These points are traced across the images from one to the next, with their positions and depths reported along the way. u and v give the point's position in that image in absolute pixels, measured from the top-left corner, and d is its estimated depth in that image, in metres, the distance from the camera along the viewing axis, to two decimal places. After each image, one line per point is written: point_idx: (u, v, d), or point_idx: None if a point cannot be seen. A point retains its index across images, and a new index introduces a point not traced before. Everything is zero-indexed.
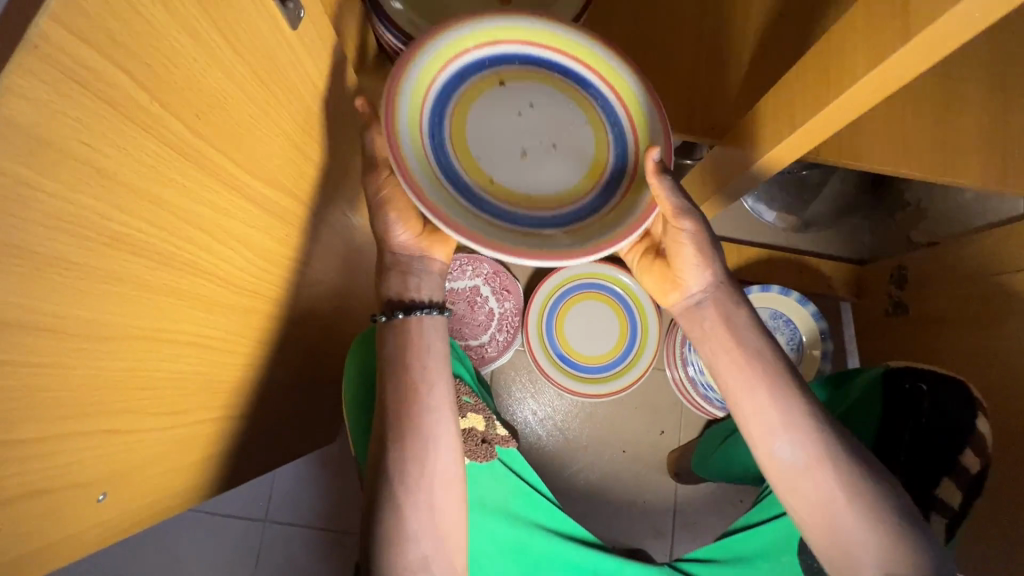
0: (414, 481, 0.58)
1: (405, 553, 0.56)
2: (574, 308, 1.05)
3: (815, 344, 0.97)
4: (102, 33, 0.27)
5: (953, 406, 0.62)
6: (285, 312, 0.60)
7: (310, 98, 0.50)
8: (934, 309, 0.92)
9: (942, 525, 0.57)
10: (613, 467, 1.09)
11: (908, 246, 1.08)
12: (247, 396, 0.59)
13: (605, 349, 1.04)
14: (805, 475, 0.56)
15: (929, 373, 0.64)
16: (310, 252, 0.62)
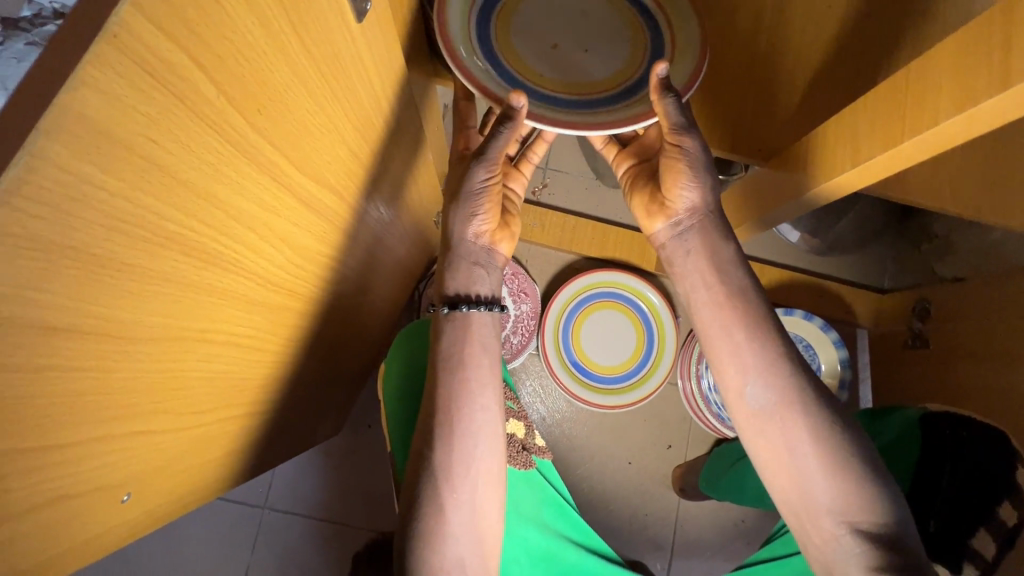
0: (459, 482, 0.57)
1: (443, 552, 0.55)
2: (592, 316, 1.03)
3: (832, 371, 0.97)
4: (181, 23, 0.25)
5: (994, 458, 0.63)
6: (309, 309, 0.58)
7: (365, 92, 0.48)
8: (954, 345, 0.91)
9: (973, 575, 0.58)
10: (620, 478, 1.08)
11: (931, 278, 1.07)
12: (267, 392, 0.57)
13: (622, 360, 1.03)
14: (769, 417, 0.55)
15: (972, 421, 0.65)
16: (342, 248, 0.60)
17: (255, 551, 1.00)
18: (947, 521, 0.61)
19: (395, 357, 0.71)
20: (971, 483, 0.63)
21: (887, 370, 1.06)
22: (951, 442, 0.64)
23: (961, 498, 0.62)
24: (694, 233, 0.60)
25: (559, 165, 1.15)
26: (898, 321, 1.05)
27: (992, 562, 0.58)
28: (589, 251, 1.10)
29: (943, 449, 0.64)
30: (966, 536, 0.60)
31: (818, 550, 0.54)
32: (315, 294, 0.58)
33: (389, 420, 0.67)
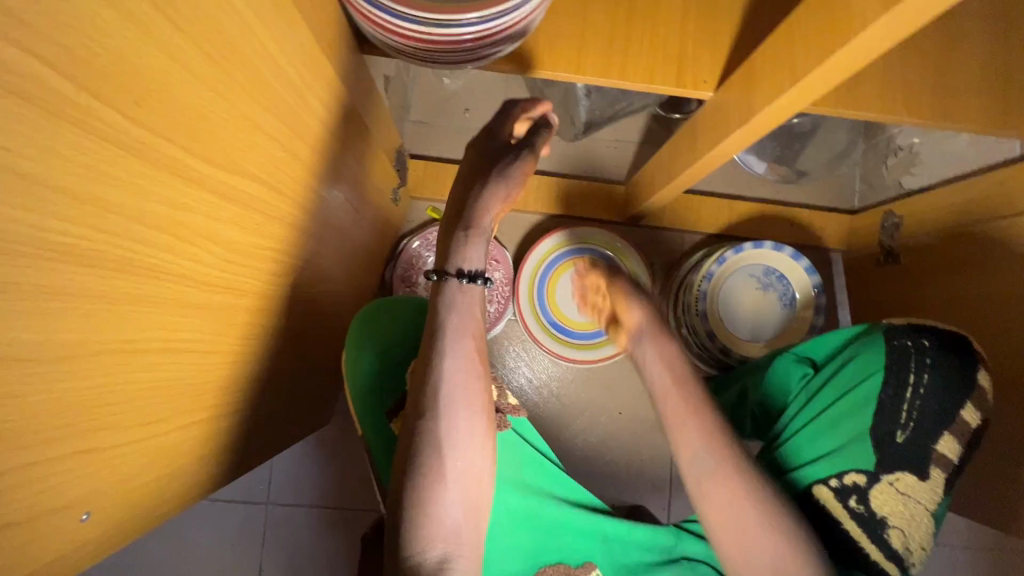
0: (458, 448, 0.57)
1: (439, 514, 0.56)
2: (564, 273, 1.02)
3: (807, 299, 0.96)
4: (7, 16, 0.23)
5: (957, 359, 0.64)
6: (260, 303, 0.57)
7: (270, 72, 0.46)
8: (925, 257, 0.91)
9: (941, 478, 0.62)
10: (610, 430, 1.10)
11: (899, 192, 1.04)
12: (232, 392, 0.57)
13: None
14: (716, 484, 0.56)
15: (936, 331, 0.66)
16: (286, 237, 0.58)
17: (265, 547, 1.02)
18: (916, 432, 0.62)
19: (353, 344, 0.67)
20: (936, 393, 0.63)
21: (861, 291, 1.07)
22: (912, 354, 0.65)
23: (926, 407, 0.63)
24: (650, 341, 0.65)
25: None
26: (869, 240, 1.05)
27: (956, 461, 0.62)
28: (554, 209, 1.08)
29: (904, 360, 0.65)
30: (932, 443, 0.63)
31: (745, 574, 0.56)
32: (264, 288, 0.57)
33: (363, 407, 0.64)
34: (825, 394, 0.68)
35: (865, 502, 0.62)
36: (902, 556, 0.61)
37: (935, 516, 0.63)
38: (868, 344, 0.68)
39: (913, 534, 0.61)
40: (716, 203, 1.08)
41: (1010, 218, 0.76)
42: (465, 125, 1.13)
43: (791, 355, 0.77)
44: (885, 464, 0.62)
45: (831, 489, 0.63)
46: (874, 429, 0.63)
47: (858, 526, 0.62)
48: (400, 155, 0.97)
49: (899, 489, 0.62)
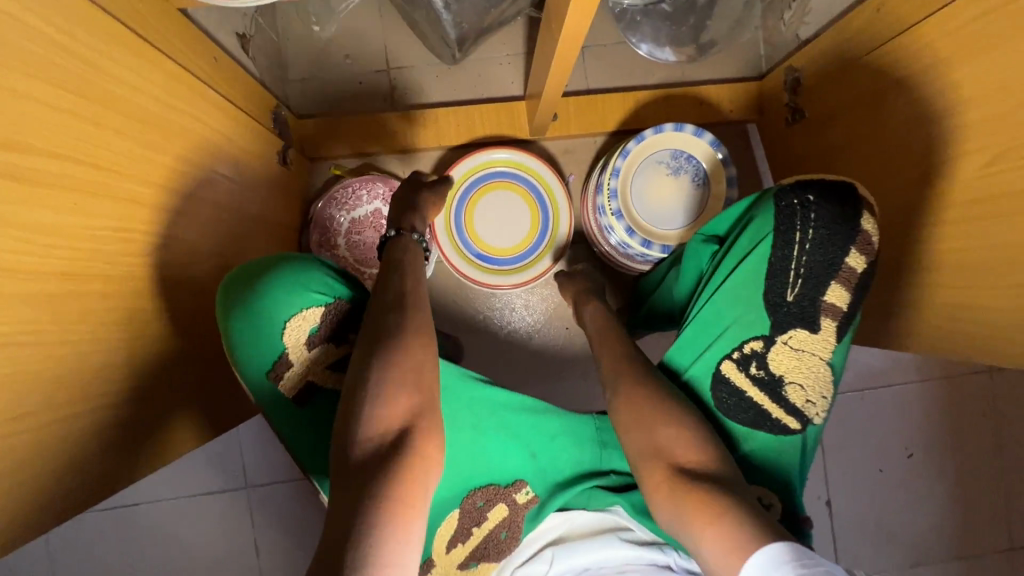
0: (403, 340, 0.62)
1: (393, 400, 0.58)
2: (480, 202, 1.01)
3: (717, 173, 0.94)
4: None
5: (842, 207, 0.58)
6: (143, 289, 0.56)
7: (26, 38, 0.43)
8: (826, 103, 0.89)
9: (832, 327, 0.62)
10: (562, 341, 1.09)
11: (798, 45, 0.99)
12: (149, 373, 0.58)
13: (522, 235, 1.01)
14: (632, 388, 0.66)
15: (824, 181, 0.59)
16: (148, 216, 0.57)
17: (257, 527, 1.06)
18: (805, 289, 0.61)
19: (223, 302, 0.61)
20: (822, 248, 0.59)
21: (777, 156, 1.05)
22: (797, 214, 0.59)
23: (813, 265, 0.60)
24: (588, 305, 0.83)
25: (399, 61, 1.07)
26: (777, 100, 1.02)
27: (847, 310, 0.61)
28: (457, 138, 1.05)
29: (791, 222, 0.60)
30: (820, 296, 0.61)
31: (644, 443, 0.63)
32: (141, 270, 0.56)
33: (247, 370, 0.62)
34: (726, 267, 0.65)
35: (765, 367, 0.64)
36: (802, 411, 0.65)
37: (833, 366, 0.64)
38: (759, 210, 0.63)
39: (812, 386, 0.64)
40: (618, 98, 1.05)
41: (890, 40, 0.74)
42: (348, 73, 1.07)
43: (696, 237, 0.72)
44: (778, 324, 0.63)
45: (734, 361, 0.65)
46: (766, 295, 0.62)
47: (759, 390, 0.64)
48: (278, 117, 0.90)
49: (792, 346, 0.63)
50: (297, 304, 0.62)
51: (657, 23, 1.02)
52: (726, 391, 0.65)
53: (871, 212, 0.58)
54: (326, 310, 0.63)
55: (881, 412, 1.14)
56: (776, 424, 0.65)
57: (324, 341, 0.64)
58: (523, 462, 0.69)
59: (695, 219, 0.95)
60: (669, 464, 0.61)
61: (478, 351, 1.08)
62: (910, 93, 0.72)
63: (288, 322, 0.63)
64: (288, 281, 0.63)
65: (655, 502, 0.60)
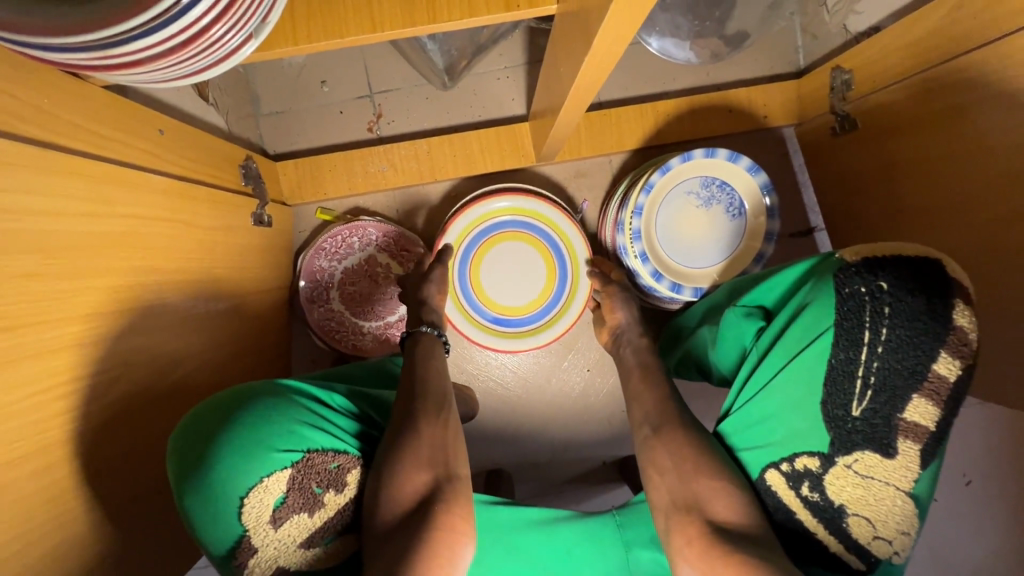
0: (427, 418, 0.58)
1: (415, 475, 0.54)
2: (486, 261, 0.87)
3: (755, 200, 0.82)
4: None
5: (927, 299, 0.47)
6: (95, 440, 0.48)
7: None
8: (882, 114, 0.76)
9: (913, 452, 0.49)
10: (585, 388, 1.00)
11: (846, 39, 0.85)
12: (114, 530, 0.50)
13: (540, 290, 0.88)
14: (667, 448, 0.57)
15: (900, 263, 0.49)
16: (90, 358, 0.47)
17: None
18: (876, 402, 0.50)
19: (172, 474, 0.51)
20: (900, 352, 0.48)
21: (819, 168, 0.92)
22: (868, 305, 0.50)
23: (889, 371, 0.49)
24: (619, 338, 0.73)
25: (383, 84, 0.94)
26: (820, 105, 0.88)
27: (934, 430, 0.49)
28: (454, 171, 0.93)
29: (858, 317, 0.50)
30: (897, 413, 0.49)
31: (678, 492, 0.55)
32: (89, 421, 0.47)
33: (209, 542, 0.51)
34: (776, 361, 0.56)
35: (820, 490, 0.52)
36: (867, 548, 0.52)
37: (915, 497, 0.51)
38: (816, 296, 0.53)
39: (884, 522, 0.51)
40: (635, 112, 0.91)
41: (981, 49, 0.60)
42: (326, 102, 0.94)
43: (738, 308, 0.63)
44: (839, 442, 0.51)
45: (782, 473, 0.54)
46: (824, 406, 0.52)
47: (813, 516, 0.53)
48: (248, 170, 0.78)
49: (857, 472, 0.51)
50: (254, 472, 0.50)
51: (675, 16, 0.88)
52: (773, 504, 0.55)
53: (967, 304, 0.47)
54: (292, 471, 0.51)
55: None
56: (834, 558, 0.53)
57: (294, 513, 0.51)
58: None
59: (732, 255, 0.83)
60: (706, 518, 0.53)
61: (496, 405, 1.00)
62: (1005, 116, 0.59)
63: (246, 496, 0.50)
64: (240, 441, 0.51)
65: (685, 560, 0.53)
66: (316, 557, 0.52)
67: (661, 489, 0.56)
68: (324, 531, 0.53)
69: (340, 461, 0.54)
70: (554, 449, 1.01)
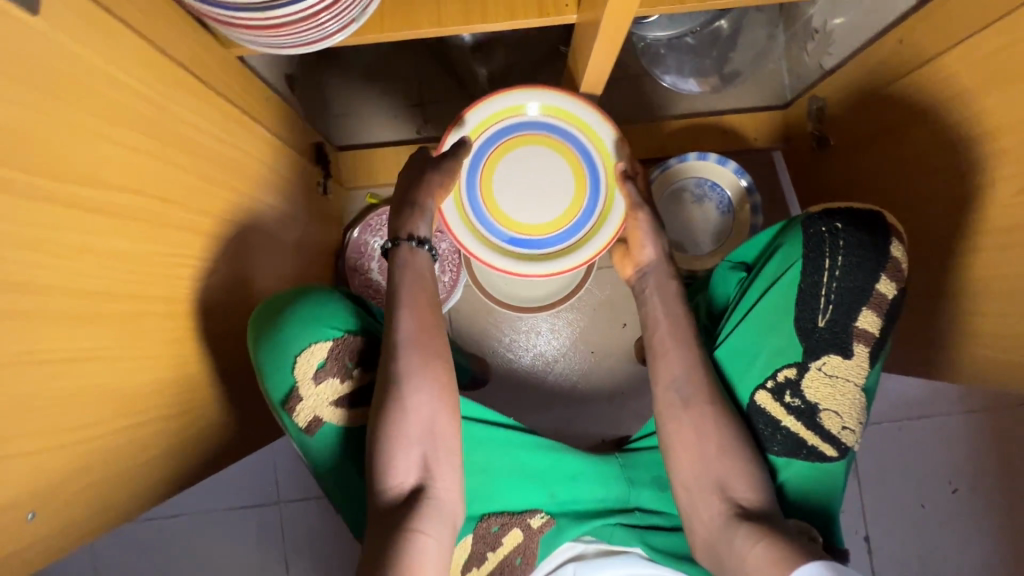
0: (413, 386, 0.62)
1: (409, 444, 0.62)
2: (500, 173, 0.75)
3: (742, 201, 0.95)
4: None
5: (870, 235, 0.60)
6: (197, 310, 0.61)
7: (105, 85, 0.48)
8: (848, 131, 0.90)
9: (865, 353, 0.62)
10: (586, 367, 1.11)
11: (822, 74, 1.01)
12: (198, 388, 0.62)
13: (565, 206, 0.75)
14: (684, 407, 0.64)
15: (850, 210, 0.62)
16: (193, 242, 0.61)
17: (286, 541, 1.08)
18: (836, 315, 0.62)
19: (247, 336, 0.64)
20: (851, 275, 0.61)
21: (804, 182, 1.05)
22: (827, 240, 0.62)
23: (844, 290, 0.62)
24: (654, 275, 0.73)
25: (433, 96, 1.13)
26: (801, 128, 1.03)
27: (879, 335, 0.62)
28: None
29: (819, 249, 0.62)
30: (852, 322, 0.62)
31: (703, 475, 0.62)
32: (198, 292, 0.61)
33: (269, 387, 0.65)
34: (751, 296, 0.66)
35: (799, 395, 0.64)
36: (838, 438, 0.64)
37: (866, 390, 0.64)
38: (787, 238, 0.65)
39: (848, 413, 0.63)
40: (642, 128, 1.08)
41: (914, 71, 0.75)
42: (384, 107, 1.13)
43: (725, 264, 0.74)
44: (810, 350, 0.63)
45: (768, 391, 0.65)
46: (797, 322, 0.63)
47: (796, 419, 0.64)
48: (319, 149, 0.96)
49: (826, 373, 0.63)
50: (310, 338, 0.65)
51: (681, 56, 1.09)
52: (762, 422, 0.65)
53: (901, 239, 0.60)
54: (335, 345, 0.66)
55: (921, 442, 1.09)
56: (814, 451, 0.64)
57: (331, 377, 0.65)
58: (539, 497, 0.71)
59: (722, 245, 0.96)
60: (719, 487, 0.61)
61: (508, 377, 1.12)
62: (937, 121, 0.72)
63: (299, 355, 0.64)
64: (304, 314, 0.65)
65: (698, 523, 0.62)
66: (341, 414, 0.67)
67: (686, 467, 0.63)
68: (348, 397, 0.66)
69: (371, 350, 0.68)
70: (557, 422, 1.11)
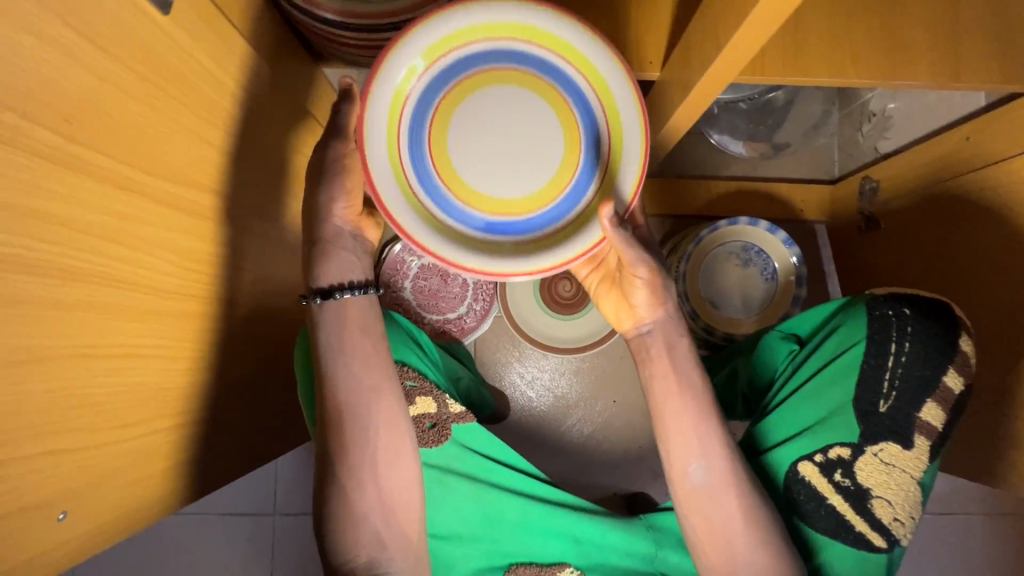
0: (361, 459, 0.55)
1: (363, 527, 0.54)
2: (451, 134, 0.50)
3: (788, 272, 0.95)
4: None
5: (939, 325, 0.62)
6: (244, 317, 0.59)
7: (206, 86, 0.48)
8: (903, 217, 0.90)
9: (926, 446, 0.61)
10: (607, 417, 1.09)
11: (875, 157, 1.02)
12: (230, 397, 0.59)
13: (560, 169, 0.51)
14: (712, 492, 0.58)
15: (918, 298, 0.64)
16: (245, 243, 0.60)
17: (275, 555, 1.05)
18: (899, 401, 0.62)
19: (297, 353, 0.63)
20: (917, 362, 0.62)
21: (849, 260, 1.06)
22: (894, 324, 0.63)
23: (909, 377, 0.62)
24: (660, 331, 0.61)
25: None
26: (851, 208, 1.03)
27: (941, 430, 0.61)
28: None
29: (886, 332, 0.63)
30: (915, 412, 0.61)
31: None
32: None
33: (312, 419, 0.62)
34: (807, 370, 0.67)
35: (851, 477, 0.61)
36: (888, 529, 0.61)
37: (921, 486, 0.62)
38: (850, 317, 0.66)
39: (900, 504, 0.61)
40: (689, 184, 1.09)
41: (973, 174, 0.77)
42: None
43: (775, 332, 0.74)
44: (869, 434, 0.62)
45: (816, 465, 0.62)
46: (857, 402, 0.62)
47: (843, 500, 0.61)
48: None
49: (883, 460, 0.61)
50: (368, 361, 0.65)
51: (734, 118, 1.08)
52: (805, 494, 0.62)
53: (969, 335, 0.62)
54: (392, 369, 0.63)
55: (939, 539, 1.05)
56: (860, 538, 0.61)
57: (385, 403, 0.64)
58: (566, 548, 0.68)
59: (762, 311, 0.96)
60: None
61: (522, 414, 1.09)
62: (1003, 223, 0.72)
63: None
64: None
65: None
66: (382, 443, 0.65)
67: (714, 558, 0.59)
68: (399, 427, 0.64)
69: (416, 382, 0.65)
70: (569, 469, 1.09)
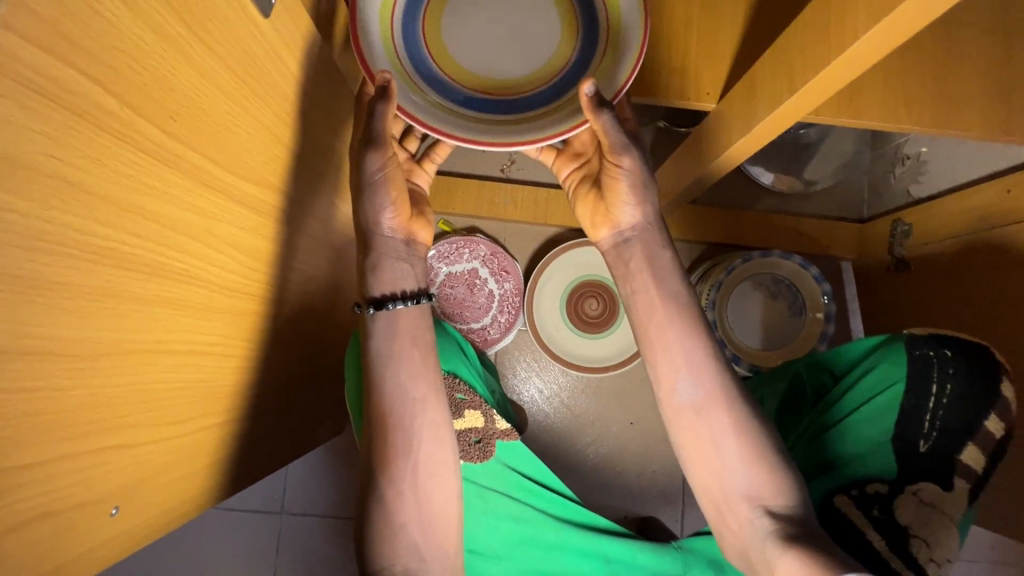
0: (402, 471, 0.54)
1: (399, 538, 0.54)
2: (451, 17, 0.53)
3: (817, 307, 0.96)
4: (92, 60, 0.27)
5: (980, 370, 0.63)
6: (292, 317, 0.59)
7: (284, 86, 0.48)
8: (937, 261, 0.91)
9: (965, 490, 0.61)
10: (624, 439, 1.09)
11: (908, 201, 1.03)
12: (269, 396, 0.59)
13: (551, 55, 0.52)
14: (699, 409, 0.54)
15: (959, 341, 0.64)
16: (297, 244, 0.59)
17: (280, 554, 1.03)
18: (939, 442, 0.63)
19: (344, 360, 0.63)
20: (957, 406, 0.63)
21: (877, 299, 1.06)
22: (935, 365, 0.64)
23: (948, 419, 0.64)
24: (637, 240, 0.59)
25: None
26: (880, 248, 1.04)
27: (982, 474, 0.62)
28: (564, 219, 1.06)
29: (927, 373, 0.64)
30: (956, 454, 0.63)
31: (744, 532, 0.53)
32: None
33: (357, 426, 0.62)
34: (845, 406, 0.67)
35: (888, 511, 0.60)
36: (925, 568, 0.57)
37: (959, 529, 0.60)
38: (888, 356, 0.66)
39: (938, 546, 0.58)
40: (718, 213, 1.09)
41: (1011, 227, 0.78)
42: None
43: (806, 362, 0.74)
44: (908, 472, 0.63)
45: (851, 497, 0.62)
46: (898, 438, 0.64)
47: (879, 534, 0.59)
48: None
49: (921, 499, 0.61)
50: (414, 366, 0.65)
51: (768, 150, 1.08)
52: (836, 525, 0.61)
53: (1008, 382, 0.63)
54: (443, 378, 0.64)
55: None
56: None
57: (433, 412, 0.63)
58: (596, 569, 0.67)
59: (789, 344, 0.96)
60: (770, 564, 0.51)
61: (539, 429, 1.09)
62: None
63: None
64: None
65: None
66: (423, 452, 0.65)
67: (716, 482, 0.54)
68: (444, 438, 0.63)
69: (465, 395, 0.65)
70: (581, 488, 1.08)
